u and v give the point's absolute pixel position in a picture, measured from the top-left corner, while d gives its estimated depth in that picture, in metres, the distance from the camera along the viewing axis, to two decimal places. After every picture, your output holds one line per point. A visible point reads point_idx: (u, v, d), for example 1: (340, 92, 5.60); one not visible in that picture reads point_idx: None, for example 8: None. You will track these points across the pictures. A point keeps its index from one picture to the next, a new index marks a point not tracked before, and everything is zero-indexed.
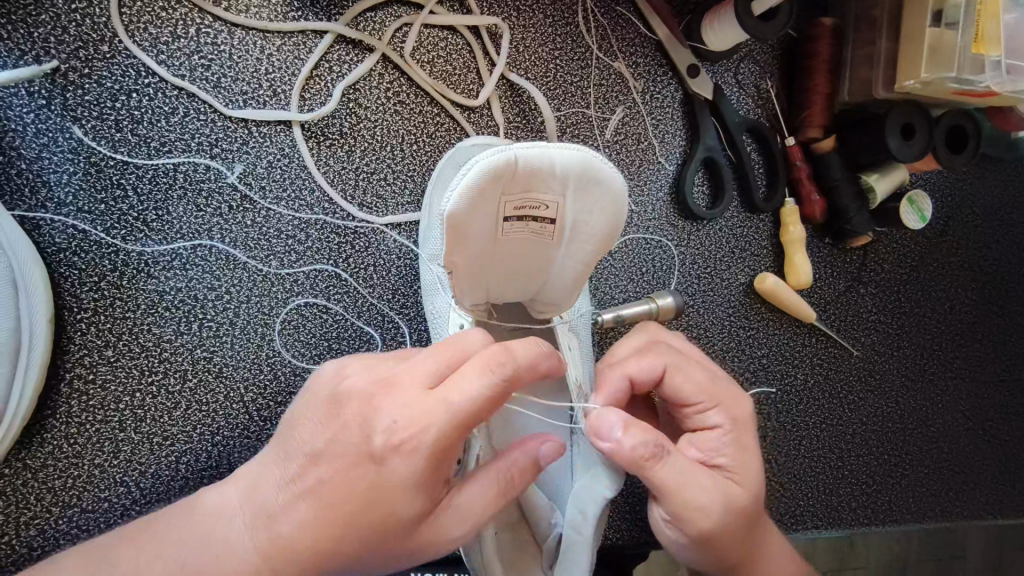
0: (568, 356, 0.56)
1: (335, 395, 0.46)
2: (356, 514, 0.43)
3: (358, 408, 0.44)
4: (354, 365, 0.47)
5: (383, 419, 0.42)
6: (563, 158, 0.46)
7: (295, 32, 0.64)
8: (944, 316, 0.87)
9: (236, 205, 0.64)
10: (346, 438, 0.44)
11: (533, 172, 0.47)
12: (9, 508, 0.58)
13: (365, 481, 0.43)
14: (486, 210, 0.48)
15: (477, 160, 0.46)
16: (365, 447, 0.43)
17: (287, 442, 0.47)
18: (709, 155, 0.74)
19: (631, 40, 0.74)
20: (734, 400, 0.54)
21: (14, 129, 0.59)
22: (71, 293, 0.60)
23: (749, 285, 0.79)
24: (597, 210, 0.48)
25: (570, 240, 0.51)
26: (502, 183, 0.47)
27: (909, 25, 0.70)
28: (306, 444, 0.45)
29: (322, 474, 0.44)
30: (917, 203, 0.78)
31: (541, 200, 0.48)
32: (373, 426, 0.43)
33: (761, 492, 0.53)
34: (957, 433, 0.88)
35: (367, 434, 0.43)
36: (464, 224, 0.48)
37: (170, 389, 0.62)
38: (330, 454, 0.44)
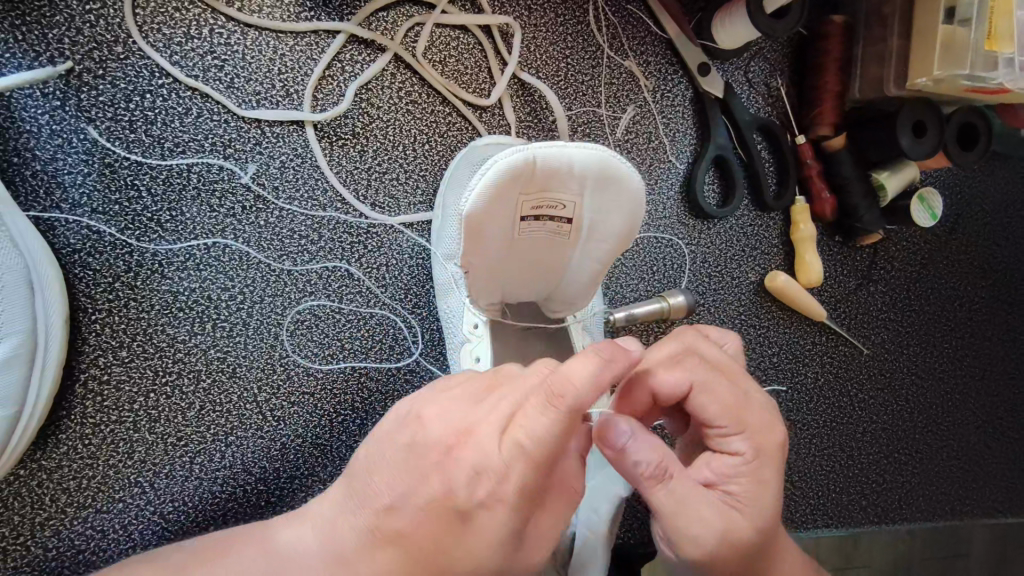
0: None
1: (410, 446, 0.42)
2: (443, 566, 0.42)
3: (438, 459, 0.41)
4: (424, 406, 0.43)
5: (462, 473, 0.40)
6: (583, 158, 0.46)
7: (308, 32, 0.64)
8: (955, 313, 0.87)
9: (249, 206, 0.64)
10: (426, 491, 0.41)
11: (552, 172, 0.47)
12: (24, 509, 0.58)
13: (446, 536, 0.41)
14: (505, 210, 0.48)
15: (496, 161, 0.46)
16: (445, 500, 0.40)
17: (362, 485, 0.46)
18: (720, 153, 0.74)
19: (642, 38, 0.74)
20: (762, 428, 0.49)
21: (28, 130, 0.59)
22: (86, 293, 0.60)
23: (760, 283, 0.79)
24: (615, 210, 0.48)
25: (587, 240, 0.51)
26: (522, 182, 0.47)
27: (921, 22, 0.69)
28: (386, 490, 0.44)
29: (402, 525, 0.43)
30: (928, 201, 0.77)
31: (559, 199, 0.49)
32: (451, 480, 0.40)
33: (772, 526, 0.50)
34: (967, 431, 0.88)
35: (447, 489, 0.40)
36: (482, 224, 0.48)
37: (184, 390, 0.62)
38: (409, 504, 0.42)
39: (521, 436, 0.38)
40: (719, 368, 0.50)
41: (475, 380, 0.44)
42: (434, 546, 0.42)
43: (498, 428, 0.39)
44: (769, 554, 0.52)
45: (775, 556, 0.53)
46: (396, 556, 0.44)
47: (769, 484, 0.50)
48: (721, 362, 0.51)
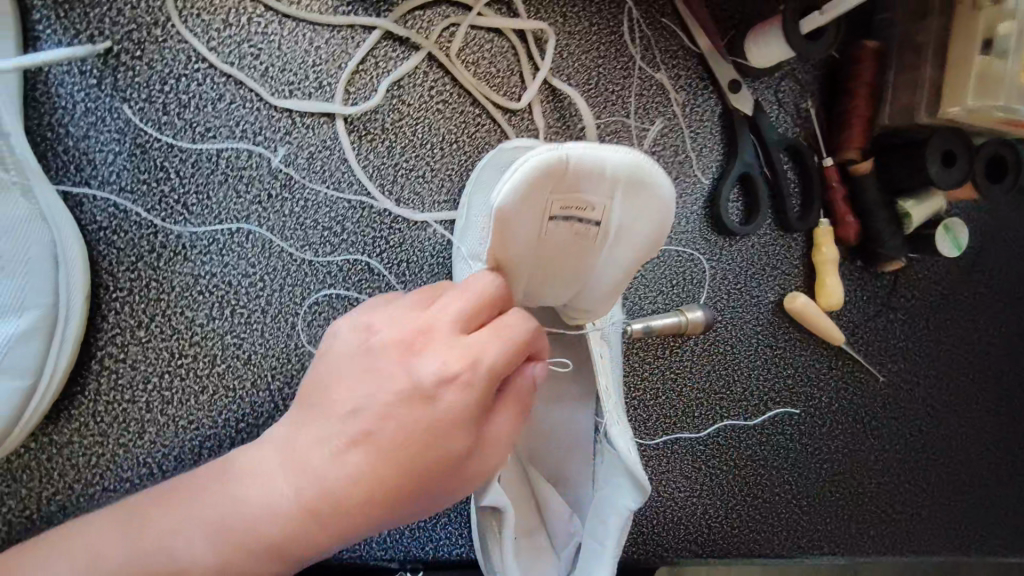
0: (600, 365, 0.59)
1: (366, 348, 0.45)
2: (413, 457, 0.43)
3: (402, 353, 0.43)
4: (377, 316, 0.47)
5: (426, 364, 0.42)
6: (615, 162, 0.47)
7: (345, 26, 0.65)
8: (973, 346, 0.86)
9: (275, 194, 0.64)
10: (390, 387, 0.43)
11: (584, 174, 0.47)
12: (33, 482, 0.59)
13: (415, 424, 0.42)
14: (535, 205, 0.48)
15: (531, 158, 0.46)
16: (408, 392, 0.42)
17: (315, 407, 0.46)
18: (745, 170, 0.74)
19: (675, 51, 0.74)
20: None
21: (63, 106, 0.60)
22: (109, 272, 0.61)
23: (778, 303, 0.78)
24: (644, 217, 0.49)
25: (613, 245, 0.51)
26: (553, 181, 0.47)
27: (957, 54, 0.70)
28: (347, 398, 0.44)
29: (368, 425, 0.43)
30: (954, 231, 0.77)
31: (588, 201, 0.49)
32: (414, 372, 0.43)
33: None
34: (980, 466, 0.87)
35: (410, 380, 0.43)
36: (512, 217, 0.48)
37: (199, 373, 0.62)
38: (372, 404, 0.43)
39: (482, 330, 0.43)
40: None
41: (424, 291, 0.48)
42: (397, 445, 0.42)
43: (455, 323, 0.43)
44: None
45: None
46: (366, 459, 0.43)
47: None
48: None
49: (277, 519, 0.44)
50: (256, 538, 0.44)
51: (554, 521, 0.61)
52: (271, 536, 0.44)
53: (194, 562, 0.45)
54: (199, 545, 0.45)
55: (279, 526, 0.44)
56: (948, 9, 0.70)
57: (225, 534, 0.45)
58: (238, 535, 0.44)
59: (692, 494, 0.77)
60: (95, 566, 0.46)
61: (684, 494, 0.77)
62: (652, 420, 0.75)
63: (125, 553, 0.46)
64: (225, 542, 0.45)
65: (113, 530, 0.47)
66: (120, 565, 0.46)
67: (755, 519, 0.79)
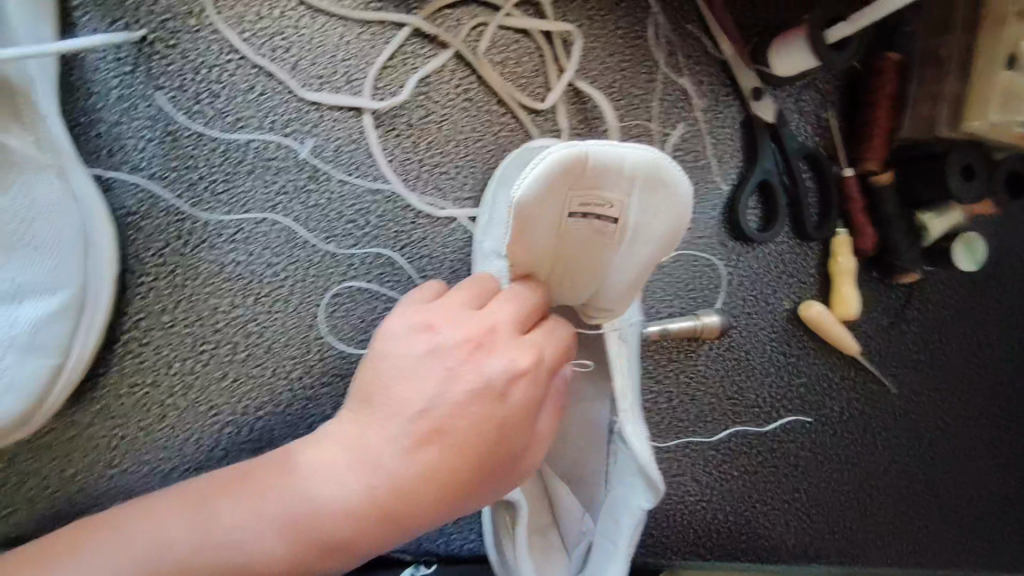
0: (619, 367, 0.58)
1: (432, 350, 0.51)
2: (483, 449, 0.49)
3: (470, 355, 0.50)
4: (438, 317, 0.52)
5: (496, 362, 0.50)
6: (634, 160, 0.46)
7: (375, 22, 0.66)
8: (987, 361, 0.86)
9: (301, 185, 0.65)
10: (464, 383, 0.49)
11: (602, 170, 0.46)
12: (55, 461, 0.60)
13: (486, 417, 0.49)
14: (554, 200, 0.47)
15: (548, 152, 0.45)
16: (482, 387, 0.49)
17: (378, 407, 0.50)
18: (766, 178, 0.74)
19: (699, 57, 0.74)
20: None
21: (98, 91, 0.61)
22: (136, 256, 0.61)
23: (793, 311, 0.79)
24: (663, 216, 0.47)
25: (630, 244, 0.50)
26: (570, 176, 0.46)
27: (980, 70, 0.70)
28: (416, 398, 0.49)
29: (441, 420, 0.48)
30: (971, 245, 0.77)
31: (606, 198, 0.48)
32: (485, 369, 0.49)
33: None
34: (990, 482, 0.87)
35: (481, 377, 0.49)
36: (532, 213, 0.47)
37: (220, 360, 0.63)
38: (443, 402, 0.49)
39: (535, 332, 0.52)
40: None
41: (471, 289, 0.54)
42: (467, 437, 0.48)
43: (515, 327, 0.51)
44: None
45: None
46: (439, 452, 0.48)
47: None
48: None
49: (350, 511, 0.48)
50: (325, 529, 0.48)
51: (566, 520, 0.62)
52: (342, 527, 0.48)
53: (256, 555, 0.48)
54: (267, 537, 0.49)
55: (351, 517, 0.48)
56: (972, 24, 0.71)
57: (295, 526, 0.48)
58: (307, 529, 0.48)
59: (702, 498, 0.77)
60: (159, 558, 0.49)
61: (694, 499, 0.77)
62: (664, 422, 0.76)
63: (186, 545, 0.49)
64: (293, 534, 0.48)
65: (174, 519, 0.50)
66: (182, 558, 0.49)
67: (763, 526, 0.79)
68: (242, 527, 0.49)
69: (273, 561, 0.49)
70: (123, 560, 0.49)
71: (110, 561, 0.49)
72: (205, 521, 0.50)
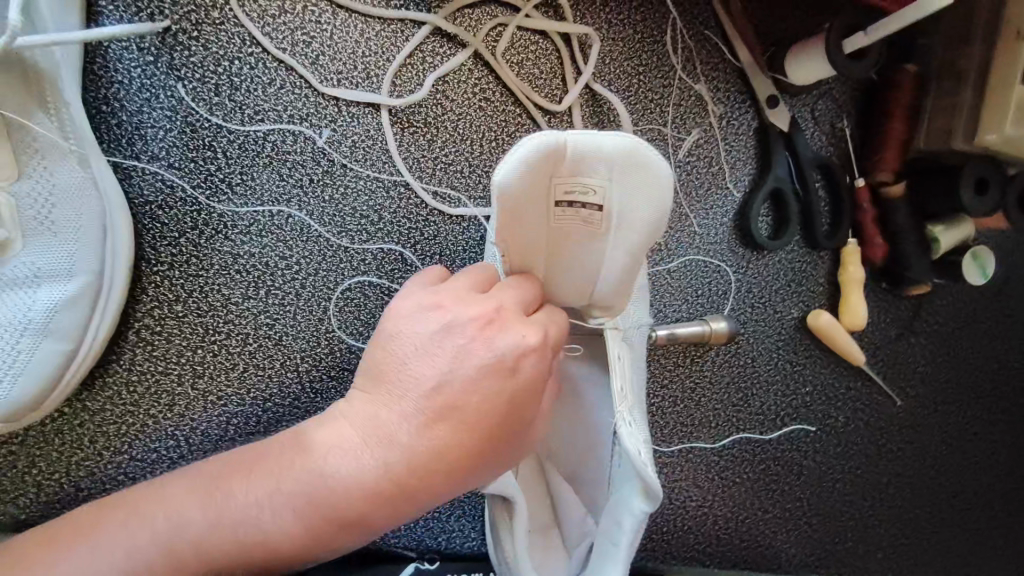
0: (617, 366, 0.55)
1: (443, 327, 0.51)
2: (492, 426, 0.50)
3: (481, 333, 0.50)
4: (446, 297, 0.52)
5: (504, 339, 0.50)
6: (612, 143, 0.45)
7: (395, 19, 0.66)
8: (993, 376, 0.86)
9: (317, 180, 0.65)
10: (472, 360, 0.50)
11: (579, 158, 0.46)
12: (64, 445, 0.61)
13: (496, 395, 0.49)
14: (538, 190, 0.46)
15: (524, 141, 0.44)
16: (492, 364, 0.49)
17: (392, 385, 0.51)
18: (777, 186, 0.75)
19: (716, 64, 0.75)
20: None
21: (120, 81, 0.61)
22: (151, 245, 0.62)
23: (800, 320, 0.79)
24: (643, 198, 0.47)
25: (617, 231, 0.49)
26: (548, 166, 0.45)
27: (998, 77, 0.69)
28: (428, 375, 0.50)
29: (454, 398, 0.49)
30: (981, 259, 0.77)
31: (589, 185, 0.47)
32: (494, 346, 0.50)
33: None
34: (994, 497, 0.86)
35: (490, 354, 0.50)
36: (517, 203, 0.46)
37: (231, 350, 0.64)
38: (455, 381, 0.49)
39: (540, 314, 0.52)
40: None
41: (474, 275, 0.54)
42: (476, 414, 0.49)
43: (521, 307, 0.51)
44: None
45: None
46: (449, 430, 0.49)
47: None
48: None
49: (361, 489, 0.49)
50: (339, 507, 0.50)
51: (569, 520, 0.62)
52: (355, 504, 0.50)
53: (272, 531, 0.51)
54: (283, 515, 0.50)
55: (364, 495, 0.49)
56: (990, 37, 0.71)
57: (310, 505, 0.50)
58: (325, 505, 0.50)
59: (704, 503, 0.77)
60: (178, 536, 0.51)
61: (696, 504, 0.77)
62: (669, 427, 0.76)
63: (202, 524, 0.51)
64: (308, 512, 0.50)
65: (190, 500, 0.53)
66: (201, 535, 0.51)
67: (764, 534, 0.79)
68: (256, 505, 0.51)
69: (293, 535, 0.51)
70: (144, 538, 0.52)
71: (132, 539, 0.52)
72: (220, 502, 0.52)
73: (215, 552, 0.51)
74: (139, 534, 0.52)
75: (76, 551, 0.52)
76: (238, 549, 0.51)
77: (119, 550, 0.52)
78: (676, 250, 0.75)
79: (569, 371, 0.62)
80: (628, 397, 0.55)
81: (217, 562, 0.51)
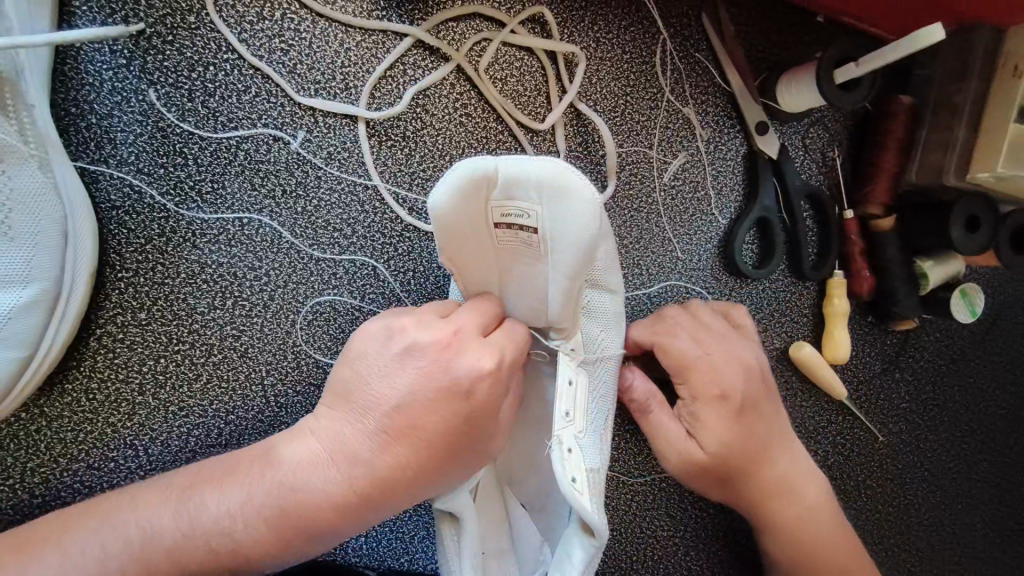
0: (565, 391, 0.51)
1: (403, 348, 0.50)
2: (451, 447, 0.49)
3: (436, 357, 0.48)
4: (407, 322, 0.51)
5: (462, 362, 0.48)
6: (542, 170, 0.42)
7: (377, 30, 0.65)
8: (979, 414, 0.84)
9: (289, 190, 0.64)
10: (431, 382, 0.48)
11: (504, 184, 0.43)
12: (18, 452, 0.59)
13: (460, 421, 0.48)
14: (473, 214, 0.45)
15: (454, 168, 0.42)
16: (449, 386, 0.48)
17: (359, 400, 0.50)
18: (764, 215, 0.73)
19: (705, 87, 0.73)
20: (749, 392, 0.63)
21: (90, 83, 0.60)
22: (116, 251, 0.61)
23: (783, 351, 0.77)
24: (574, 225, 0.44)
25: (554, 256, 0.47)
26: (476, 194, 0.43)
27: (991, 117, 0.68)
28: (393, 393, 0.49)
29: (416, 415, 0.48)
30: (970, 297, 0.75)
31: (522, 211, 0.44)
32: (452, 369, 0.48)
33: (739, 444, 0.62)
34: (974, 539, 0.84)
35: (448, 376, 0.48)
36: (451, 227, 0.45)
37: (195, 360, 0.62)
38: (416, 404, 0.48)
39: (497, 333, 0.49)
40: (695, 389, 0.62)
41: (438, 305, 0.53)
42: (439, 438, 0.48)
43: (478, 329, 0.49)
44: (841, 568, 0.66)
45: (756, 468, 0.63)
46: (407, 449, 0.48)
47: (716, 423, 0.61)
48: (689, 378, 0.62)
49: (329, 503, 0.49)
50: (307, 519, 0.49)
51: (524, 546, 0.60)
52: (321, 517, 0.49)
53: (243, 539, 0.50)
54: (252, 523, 0.49)
55: (331, 507, 0.49)
56: (988, 72, 0.69)
57: (280, 515, 0.49)
58: (296, 515, 0.49)
59: (675, 534, 0.76)
60: (151, 541, 0.50)
61: (667, 534, 0.75)
62: (642, 455, 0.74)
63: (174, 533, 0.50)
64: (278, 523, 0.49)
65: (161, 507, 0.51)
66: (172, 543, 0.50)
67: (736, 567, 0.77)
68: (228, 515, 0.50)
69: (266, 543, 0.49)
70: (117, 546, 0.50)
71: (105, 541, 0.50)
72: (191, 511, 0.50)
73: (187, 559, 0.50)
74: (106, 542, 0.50)
75: (42, 557, 0.50)
76: (210, 556, 0.50)
77: (94, 556, 0.50)
78: (657, 275, 0.73)
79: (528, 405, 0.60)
80: (575, 421, 0.52)
81: (189, 569, 0.50)
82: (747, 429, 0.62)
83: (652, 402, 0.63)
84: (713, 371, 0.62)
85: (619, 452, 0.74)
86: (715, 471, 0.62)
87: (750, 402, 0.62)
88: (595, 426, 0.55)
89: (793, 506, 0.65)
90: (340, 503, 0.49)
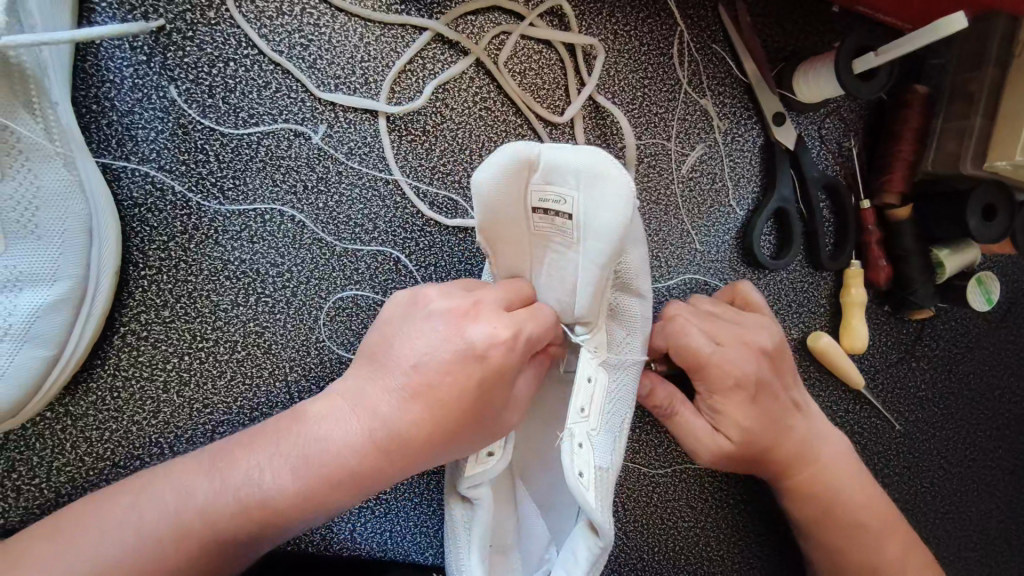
0: (583, 387, 0.51)
1: (422, 326, 0.49)
2: (468, 417, 0.48)
3: (453, 331, 0.48)
4: (431, 292, 0.51)
5: (477, 330, 0.47)
6: (582, 157, 0.42)
7: (395, 24, 0.64)
8: (993, 401, 0.85)
9: (311, 186, 0.64)
10: (448, 360, 0.47)
11: (546, 169, 0.43)
12: (44, 451, 0.59)
13: (484, 406, 0.48)
14: (512, 195, 0.45)
15: (500, 149, 0.43)
16: (461, 356, 0.47)
17: (377, 375, 0.50)
18: (781, 205, 0.73)
19: (722, 78, 0.73)
20: (772, 375, 0.63)
21: (111, 80, 0.60)
22: (139, 249, 0.61)
23: (800, 341, 0.77)
24: (606, 214, 0.43)
25: (586, 243, 0.46)
26: (519, 176, 0.44)
27: (1010, 104, 0.68)
28: (412, 374, 0.48)
29: (434, 395, 0.47)
30: (986, 284, 0.75)
31: (558, 197, 0.44)
32: (466, 337, 0.47)
33: (764, 425, 0.63)
34: (989, 525, 0.85)
35: (463, 351, 0.47)
36: (490, 206, 0.45)
37: (219, 357, 0.62)
38: (439, 392, 0.47)
39: (520, 309, 0.49)
40: (720, 381, 0.62)
41: (466, 283, 0.53)
42: (459, 415, 0.48)
43: (501, 303, 0.49)
44: (868, 526, 0.67)
45: (783, 447, 0.64)
46: (427, 415, 0.47)
47: (742, 407, 0.62)
48: (715, 372, 0.61)
49: (359, 481, 0.49)
50: (337, 493, 0.49)
51: (532, 544, 0.59)
52: (348, 487, 0.49)
53: (280, 520, 0.50)
54: (286, 503, 0.49)
55: (355, 477, 0.49)
56: (1003, 61, 0.69)
57: (310, 493, 0.49)
58: (320, 497, 0.49)
59: (696, 524, 0.76)
60: (183, 534, 0.50)
61: (688, 524, 0.76)
62: (663, 446, 0.74)
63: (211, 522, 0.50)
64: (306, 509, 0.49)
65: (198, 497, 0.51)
66: (210, 532, 0.50)
67: (756, 556, 0.78)
68: (260, 501, 0.50)
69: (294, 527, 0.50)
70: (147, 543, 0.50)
71: (140, 515, 0.50)
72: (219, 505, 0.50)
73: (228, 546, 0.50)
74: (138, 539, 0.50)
75: None
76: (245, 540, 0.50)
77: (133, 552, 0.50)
78: (676, 267, 0.73)
79: (550, 396, 0.60)
80: (590, 418, 0.52)
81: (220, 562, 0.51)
82: (771, 404, 0.63)
83: (673, 401, 0.64)
84: (734, 362, 0.62)
85: (640, 444, 0.74)
86: (744, 454, 0.64)
87: (772, 382, 0.63)
88: (613, 425, 0.55)
89: (817, 469, 0.66)
90: (359, 478, 0.49)
